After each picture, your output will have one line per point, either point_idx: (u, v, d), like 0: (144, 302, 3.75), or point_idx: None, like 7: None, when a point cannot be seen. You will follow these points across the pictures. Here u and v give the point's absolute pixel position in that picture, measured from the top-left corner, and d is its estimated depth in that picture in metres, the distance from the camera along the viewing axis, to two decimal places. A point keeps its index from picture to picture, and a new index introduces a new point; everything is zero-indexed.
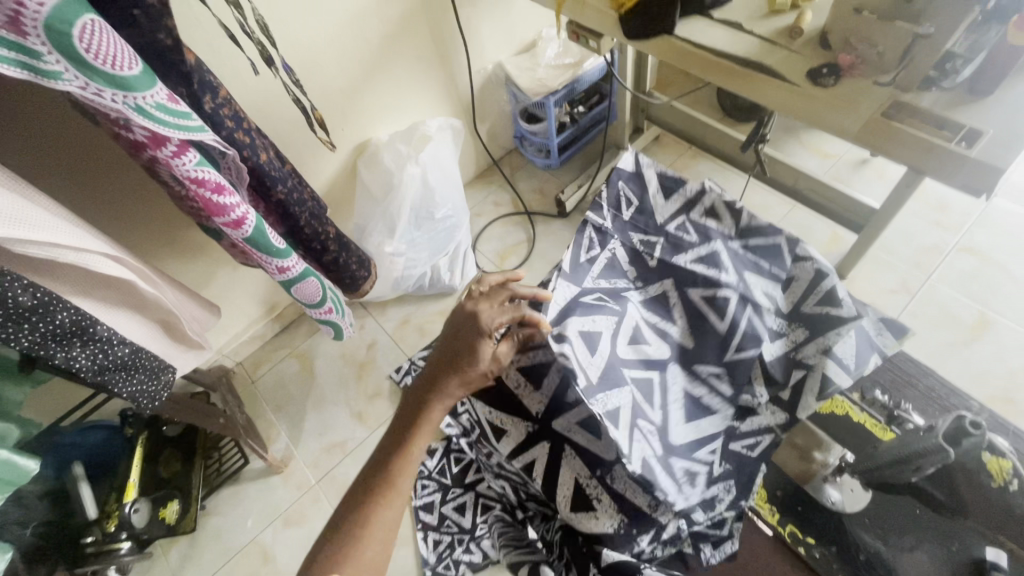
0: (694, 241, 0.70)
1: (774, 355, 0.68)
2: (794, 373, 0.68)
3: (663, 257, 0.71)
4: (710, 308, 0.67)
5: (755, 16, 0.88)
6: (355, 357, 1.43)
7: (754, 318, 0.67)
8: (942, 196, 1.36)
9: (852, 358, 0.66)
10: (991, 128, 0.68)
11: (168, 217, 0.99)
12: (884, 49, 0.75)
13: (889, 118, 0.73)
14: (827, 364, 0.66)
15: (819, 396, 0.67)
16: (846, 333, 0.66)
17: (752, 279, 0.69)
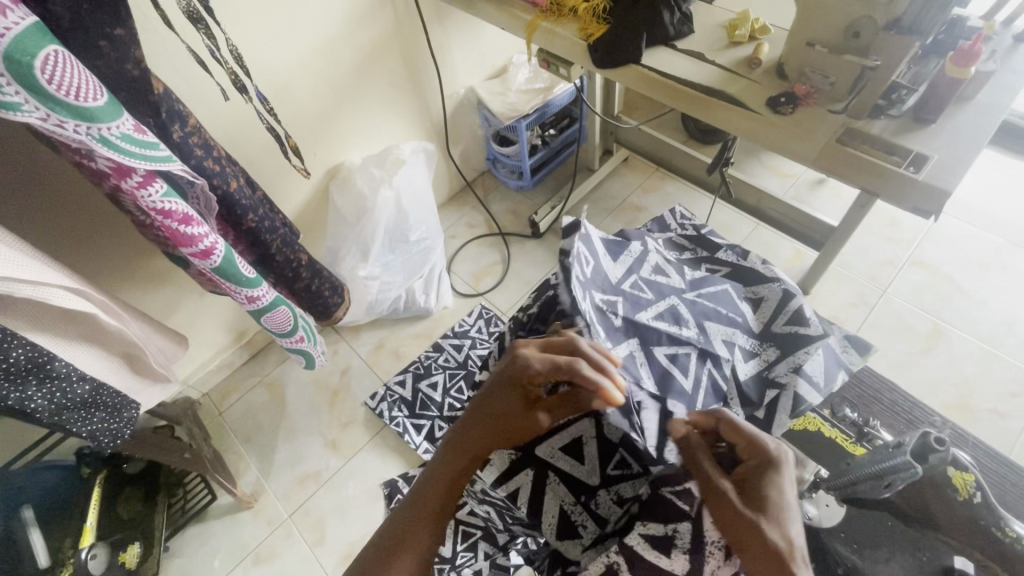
0: (651, 297, 0.71)
1: (748, 375, 0.68)
2: (769, 392, 0.67)
3: (627, 315, 0.68)
4: (675, 366, 0.65)
5: (716, 47, 0.93)
6: (328, 384, 1.40)
7: (715, 372, 0.67)
8: (892, 214, 1.44)
9: (821, 375, 0.67)
10: (936, 154, 0.73)
11: (134, 248, 0.96)
12: (835, 80, 0.79)
13: (843, 143, 0.77)
14: (800, 382, 0.66)
15: (794, 415, 0.65)
16: (814, 351, 0.68)
17: (712, 326, 0.70)
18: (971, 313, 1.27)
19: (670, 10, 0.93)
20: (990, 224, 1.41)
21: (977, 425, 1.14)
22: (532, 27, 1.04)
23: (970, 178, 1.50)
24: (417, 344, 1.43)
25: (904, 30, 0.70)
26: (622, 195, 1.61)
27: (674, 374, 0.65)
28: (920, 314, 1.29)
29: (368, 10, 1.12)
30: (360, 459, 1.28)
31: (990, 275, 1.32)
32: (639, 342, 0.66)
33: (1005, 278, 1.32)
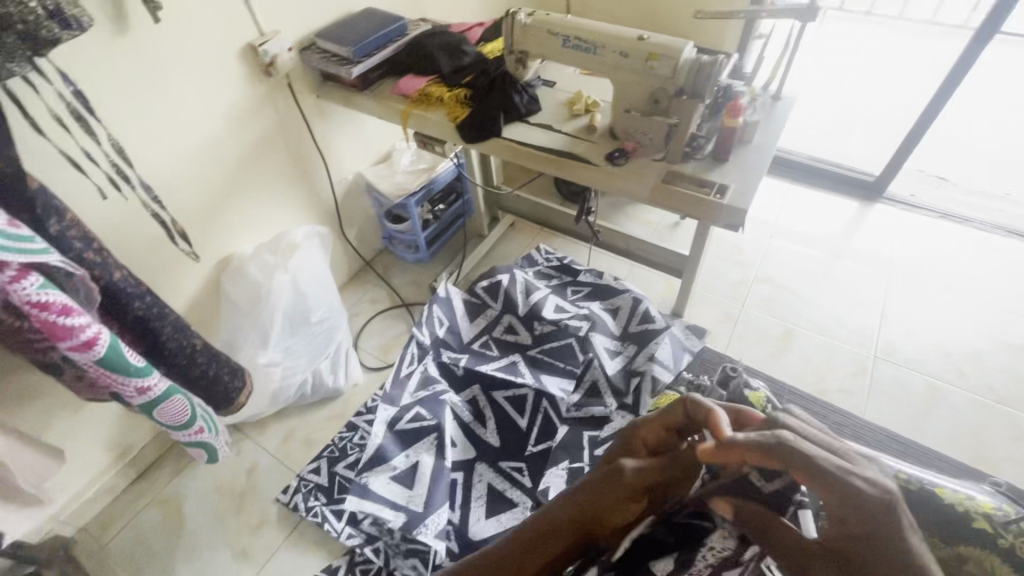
0: (546, 321, 1.18)
1: (615, 369, 1.10)
2: (632, 380, 1.08)
3: (468, 365, 1.13)
4: (513, 404, 1.08)
5: (561, 118, 1.12)
6: (232, 488, 1.29)
7: (600, 360, 1.10)
8: (735, 243, 1.72)
9: (668, 361, 1.09)
10: (732, 183, 0.93)
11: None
12: (652, 136, 1.00)
13: (668, 184, 0.96)
14: (653, 366, 1.08)
15: (652, 394, 1.05)
16: (660, 342, 1.11)
17: (598, 338, 1.13)
18: (810, 314, 1.53)
19: (519, 93, 1.12)
20: (810, 243, 1.72)
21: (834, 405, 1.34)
22: (405, 114, 1.18)
23: (789, 207, 1.84)
24: (329, 428, 1.38)
25: (688, 96, 0.92)
26: (514, 255, 1.77)
27: (514, 413, 1.07)
28: (773, 320, 1.52)
29: (250, 111, 1.19)
30: (277, 562, 1.18)
31: (817, 281, 1.61)
32: (475, 360, 1.15)
33: (828, 282, 1.61)
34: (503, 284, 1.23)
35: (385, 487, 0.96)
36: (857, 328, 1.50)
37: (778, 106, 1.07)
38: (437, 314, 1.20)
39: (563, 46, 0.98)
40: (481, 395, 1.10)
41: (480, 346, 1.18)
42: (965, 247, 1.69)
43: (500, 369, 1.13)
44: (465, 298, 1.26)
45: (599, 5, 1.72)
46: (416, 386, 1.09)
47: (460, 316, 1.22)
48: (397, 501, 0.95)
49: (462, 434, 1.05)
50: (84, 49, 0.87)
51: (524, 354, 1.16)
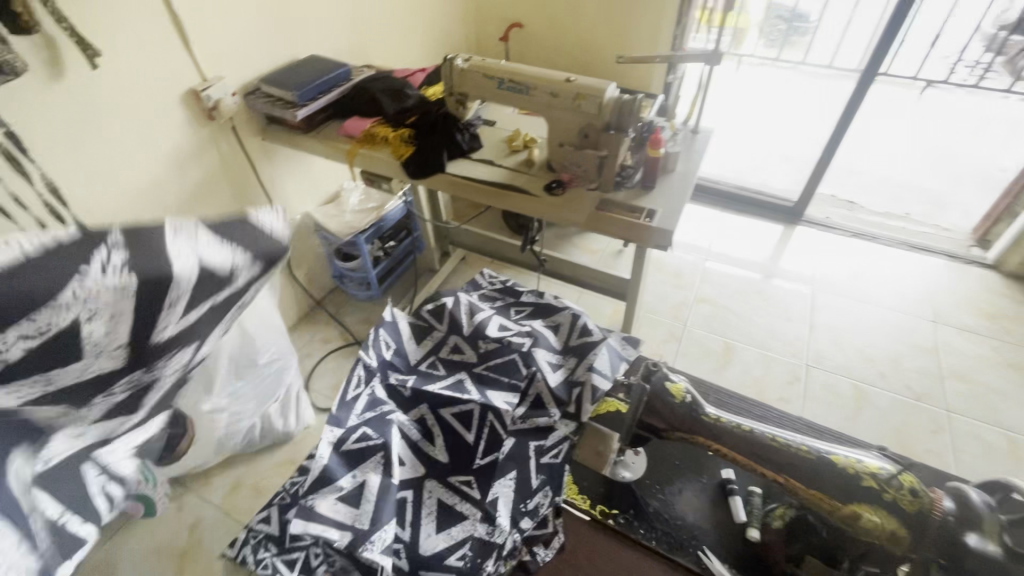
0: (490, 339, 1.20)
1: (558, 380, 1.15)
2: (573, 391, 1.15)
3: (414, 386, 1.13)
4: (459, 420, 1.08)
5: (501, 154, 1.19)
6: (173, 547, 1.21)
7: (543, 372, 1.14)
8: (675, 268, 1.82)
9: (606, 368, 1.16)
10: (659, 208, 1.02)
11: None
12: (585, 167, 1.07)
13: (600, 210, 1.04)
14: (592, 376, 1.14)
15: (591, 401, 1.13)
16: (598, 353, 1.18)
17: (540, 352, 1.17)
18: (746, 329, 1.63)
19: (461, 132, 1.19)
20: (743, 265, 1.85)
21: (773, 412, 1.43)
22: (351, 154, 1.21)
23: (722, 233, 1.98)
24: (280, 475, 1.33)
25: (614, 130, 1.01)
26: None
27: (461, 429, 1.07)
28: (713, 337, 1.61)
29: (193, 152, 1.20)
30: None
31: (750, 299, 1.73)
32: (421, 379, 1.15)
33: (760, 299, 1.73)
34: (447, 305, 1.25)
35: (329, 506, 0.94)
36: (788, 339, 1.61)
37: (697, 139, 1.18)
38: (384, 337, 1.19)
39: (498, 88, 1.06)
40: (427, 413, 1.10)
41: (428, 366, 1.19)
42: (877, 262, 1.87)
43: (446, 387, 1.13)
44: (411, 321, 1.26)
45: (537, 53, 1.85)
46: (364, 407, 1.07)
47: (406, 337, 1.23)
48: (345, 522, 0.93)
49: (408, 452, 1.05)
50: (18, 94, 0.87)
51: (470, 372, 1.17)
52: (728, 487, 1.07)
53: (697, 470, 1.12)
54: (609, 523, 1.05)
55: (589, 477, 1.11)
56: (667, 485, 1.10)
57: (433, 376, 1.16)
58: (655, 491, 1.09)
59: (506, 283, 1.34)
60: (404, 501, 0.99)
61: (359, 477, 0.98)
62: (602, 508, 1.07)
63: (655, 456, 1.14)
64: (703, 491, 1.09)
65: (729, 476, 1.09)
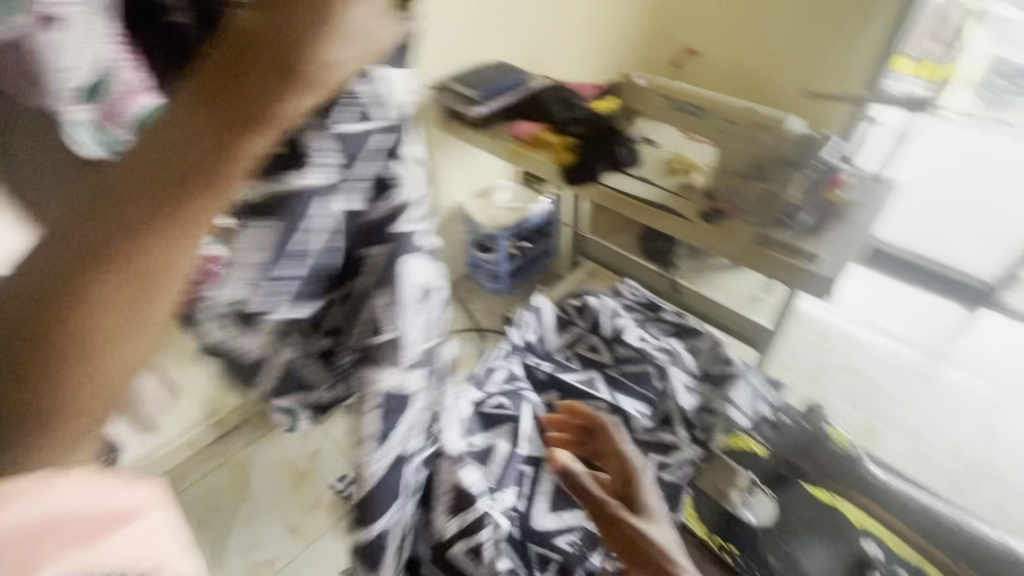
0: (630, 347, 1.23)
1: (691, 402, 1.15)
2: (706, 416, 1.13)
3: (550, 372, 1.19)
4: (588, 414, 1.12)
5: (659, 174, 1.19)
6: (295, 466, 1.39)
7: (677, 390, 1.14)
8: (821, 327, 1.66)
9: (743, 404, 1.14)
10: (825, 253, 0.95)
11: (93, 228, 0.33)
12: (747, 200, 1.03)
13: (757, 246, 0.99)
14: (728, 407, 1.12)
15: (725, 431, 1.09)
16: (737, 385, 1.16)
17: (678, 372, 1.18)
18: (898, 413, 1.43)
19: (623, 148, 1.21)
20: (904, 341, 1.63)
21: None
22: (515, 154, 1.29)
23: (884, 301, 1.76)
24: None
25: None
26: None
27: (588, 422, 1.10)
28: (855, 412, 1.43)
29: None
30: (323, 544, 1.25)
31: (908, 381, 1.51)
32: (556, 368, 1.21)
33: (921, 384, 1.51)
34: (593, 306, 1.30)
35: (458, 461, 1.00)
36: (950, 438, 1.38)
37: (882, 190, 1.07)
38: (530, 321, 1.27)
39: (672, 108, 1.06)
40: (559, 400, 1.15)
41: (564, 359, 1.26)
42: None
43: (581, 381, 1.18)
44: (556, 313, 1.33)
45: (708, 79, 1.81)
46: (503, 378, 1.15)
47: (549, 327, 1.30)
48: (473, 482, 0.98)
49: (534, 430, 1.09)
50: None
51: (604, 374, 1.21)
52: (869, 562, 0.84)
53: (840, 535, 0.88)
54: (718, 556, 0.96)
55: (702, 498, 1.00)
56: (795, 537, 0.90)
57: (569, 368, 1.21)
58: (779, 538, 0.91)
59: (649, 298, 1.34)
60: (523, 473, 1.04)
61: (485, 440, 1.04)
62: (717, 540, 0.96)
63: (789, 499, 0.95)
64: (841, 560, 0.86)
65: (879, 554, 0.84)
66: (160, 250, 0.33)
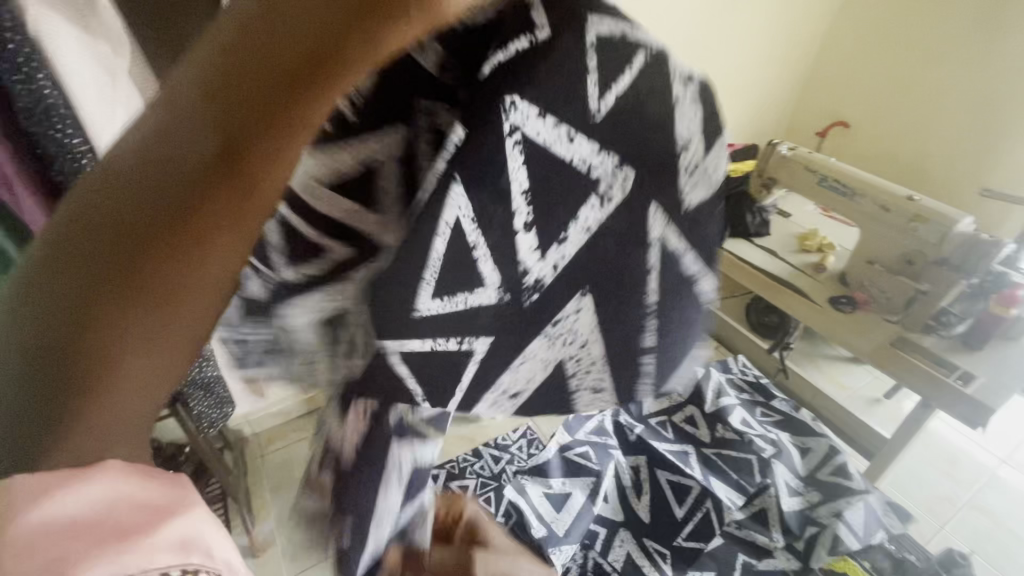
0: (731, 428, 1.13)
1: (792, 507, 1.00)
2: (808, 528, 0.98)
3: (639, 434, 1.14)
4: (673, 489, 1.05)
5: (789, 248, 1.12)
6: None
7: (777, 490, 1.01)
8: (951, 450, 1.43)
9: (860, 526, 0.95)
10: (983, 374, 0.84)
11: (94, 215, 0.17)
12: (890, 294, 0.94)
13: (894, 346, 0.91)
14: (838, 525, 0.96)
15: (830, 550, 0.94)
16: (853, 501, 0.98)
17: (781, 469, 1.05)
18: None
19: (752, 214, 1.13)
20: None
21: None
22: None
23: None
24: None
25: (952, 269, 0.86)
26: None
27: (672, 502, 1.04)
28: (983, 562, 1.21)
29: None
30: None
31: None
32: (646, 430, 1.16)
33: None
34: (697, 375, 1.22)
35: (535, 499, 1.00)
36: None
37: None
38: None
39: (817, 183, 0.99)
40: (644, 465, 1.10)
41: (658, 423, 1.19)
42: None
43: (672, 451, 1.11)
44: None
45: (857, 154, 1.67)
46: (592, 429, 1.13)
47: None
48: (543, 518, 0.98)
49: (615, 490, 1.07)
50: None
51: (698, 449, 1.12)
52: None
53: None
54: None
55: None
56: None
57: (661, 434, 1.15)
58: None
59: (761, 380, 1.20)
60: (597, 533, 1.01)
61: (566, 486, 1.04)
62: None
63: None
64: None
65: None
66: (212, 246, 0.17)
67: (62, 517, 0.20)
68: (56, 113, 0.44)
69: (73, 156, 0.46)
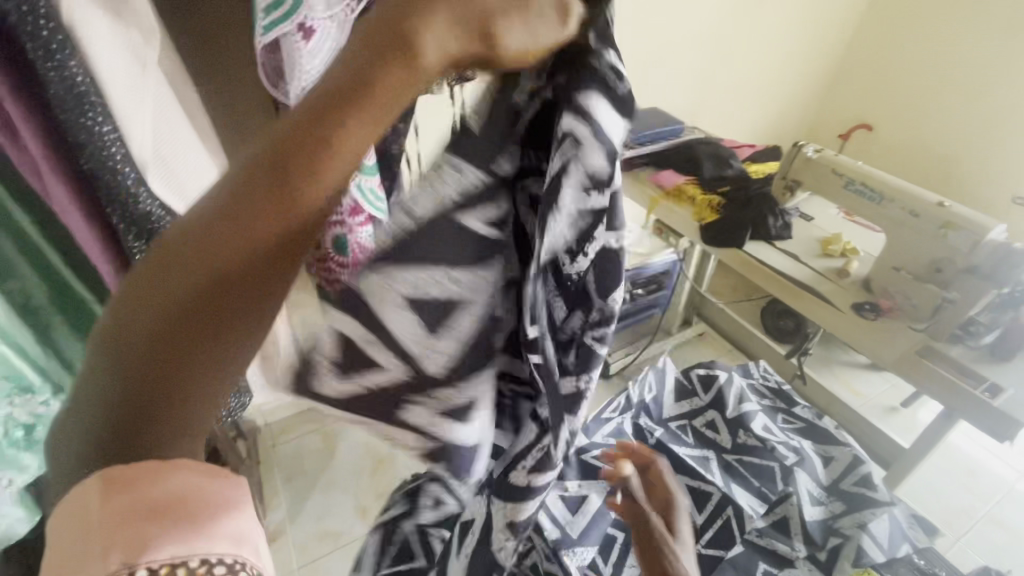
0: (752, 434, 1.11)
1: (815, 516, 0.99)
2: (832, 538, 0.96)
3: (659, 438, 1.11)
4: (694, 494, 1.01)
5: (811, 253, 1.10)
6: (376, 451, 1.47)
7: (801, 500, 0.99)
8: (969, 461, 1.40)
9: (885, 539, 0.93)
10: (1010, 388, 0.82)
11: (181, 291, 0.22)
12: (916, 302, 0.92)
13: (921, 356, 0.88)
14: (862, 536, 0.94)
15: (854, 563, 0.91)
16: (878, 514, 0.97)
17: (803, 479, 1.03)
18: None
19: (775, 217, 1.12)
20: None
21: None
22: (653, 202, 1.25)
23: None
24: None
25: (983, 279, 0.83)
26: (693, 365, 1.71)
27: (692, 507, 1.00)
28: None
29: None
30: None
31: None
32: (664, 432, 1.14)
33: None
34: (719, 381, 1.20)
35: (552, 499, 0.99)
36: None
37: None
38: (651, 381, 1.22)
39: (844, 187, 0.98)
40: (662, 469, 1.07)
41: (680, 428, 1.16)
42: None
43: (692, 456, 1.09)
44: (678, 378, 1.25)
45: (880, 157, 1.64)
46: (609, 431, 1.12)
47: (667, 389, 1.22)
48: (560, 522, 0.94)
49: None
50: None
51: (719, 455, 1.11)
52: None
53: None
54: None
55: None
56: None
57: (681, 439, 1.12)
58: None
59: (782, 386, 1.21)
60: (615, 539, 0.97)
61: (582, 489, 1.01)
62: None
63: None
64: None
65: None
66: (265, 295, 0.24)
67: (141, 499, 0.23)
68: (88, 103, 0.46)
69: (101, 145, 0.48)
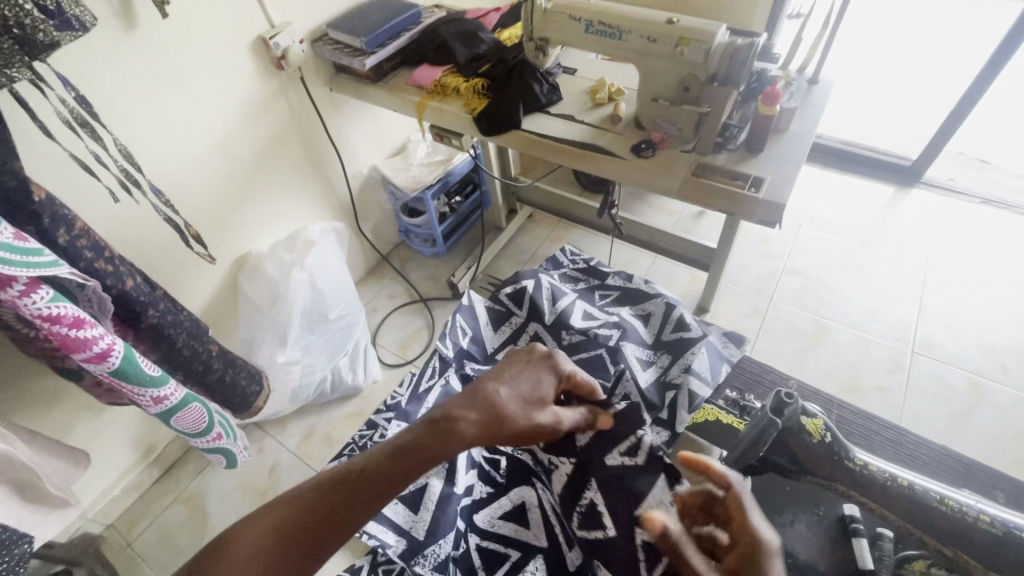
0: (572, 332, 0.99)
1: (648, 381, 0.93)
2: (667, 394, 0.92)
3: None
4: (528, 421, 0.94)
5: (583, 108, 1.07)
6: (254, 485, 1.29)
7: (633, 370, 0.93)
8: (765, 234, 1.68)
9: (706, 371, 0.93)
10: (768, 175, 0.90)
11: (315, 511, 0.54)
12: (681, 126, 0.95)
13: (699, 178, 0.92)
14: (689, 380, 0.91)
15: (689, 410, 0.89)
16: (697, 350, 0.94)
17: (628, 348, 0.96)
18: (842, 307, 1.47)
19: (538, 82, 1.06)
20: (842, 232, 1.65)
21: (869, 402, 1.30)
22: (421, 107, 1.11)
23: (823, 197, 1.76)
24: (350, 426, 1.38)
25: (721, 83, 0.87)
26: (532, 249, 1.73)
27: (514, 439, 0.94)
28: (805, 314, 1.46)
29: (262, 106, 1.16)
30: None
31: (851, 271, 1.55)
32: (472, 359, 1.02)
33: (857, 270, 1.55)
34: (524, 278, 1.07)
35: (390, 508, 0.96)
36: (891, 320, 1.43)
37: (814, 92, 1.03)
38: (460, 323, 1.05)
39: (586, 31, 0.93)
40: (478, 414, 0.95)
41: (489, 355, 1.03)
42: (1012, 233, 1.60)
43: None
44: (490, 304, 1.08)
45: None
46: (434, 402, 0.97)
47: (480, 315, 1.06)
48: (401, 526, 0.96)
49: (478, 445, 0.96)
50: (90, 48, 0.84)
51: None
52: (851, 525, 0.67)
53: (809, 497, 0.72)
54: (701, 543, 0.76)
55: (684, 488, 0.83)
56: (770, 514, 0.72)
57: None
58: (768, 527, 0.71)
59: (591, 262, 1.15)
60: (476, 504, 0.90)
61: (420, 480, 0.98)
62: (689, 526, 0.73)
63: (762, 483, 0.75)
64: (815, 532, 0.69)
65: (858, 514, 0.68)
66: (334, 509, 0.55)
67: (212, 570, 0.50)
68: None
69: None
